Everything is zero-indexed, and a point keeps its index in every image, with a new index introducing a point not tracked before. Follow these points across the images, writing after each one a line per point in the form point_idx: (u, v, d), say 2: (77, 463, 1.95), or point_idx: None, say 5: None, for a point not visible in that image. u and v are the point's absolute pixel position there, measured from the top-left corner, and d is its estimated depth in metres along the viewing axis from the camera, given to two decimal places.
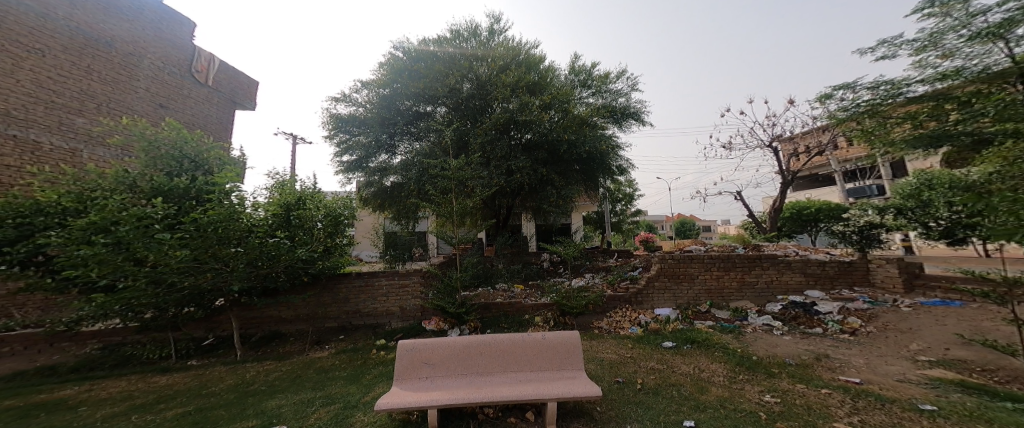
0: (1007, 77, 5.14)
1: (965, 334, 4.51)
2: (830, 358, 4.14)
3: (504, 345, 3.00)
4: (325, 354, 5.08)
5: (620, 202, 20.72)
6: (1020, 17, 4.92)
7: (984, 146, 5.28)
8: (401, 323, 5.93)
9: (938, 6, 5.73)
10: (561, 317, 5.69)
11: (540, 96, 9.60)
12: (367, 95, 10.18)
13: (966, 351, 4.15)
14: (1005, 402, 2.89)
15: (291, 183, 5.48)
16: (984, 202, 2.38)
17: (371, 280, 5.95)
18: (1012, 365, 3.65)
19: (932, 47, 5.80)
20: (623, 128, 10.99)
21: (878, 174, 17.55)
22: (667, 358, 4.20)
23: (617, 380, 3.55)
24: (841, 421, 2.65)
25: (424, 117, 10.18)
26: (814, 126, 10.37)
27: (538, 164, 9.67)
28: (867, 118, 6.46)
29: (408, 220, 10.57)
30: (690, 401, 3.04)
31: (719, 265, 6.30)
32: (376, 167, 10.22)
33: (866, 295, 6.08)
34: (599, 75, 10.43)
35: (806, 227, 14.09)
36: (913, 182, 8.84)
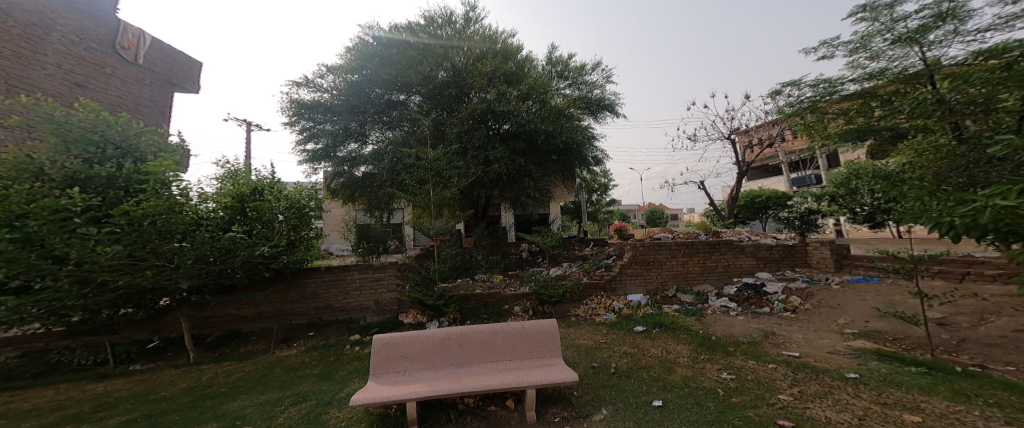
0: (920, 79, 5.74)
1: (881, 307, 5.12)
2: (776, 335, 4.56)
3: (485, 336, 3.01)
4: (294, 351, 4.85)
5: (595, 192, 21.38)
6: (932, 24, 5.53)
7: (905, 141, 5.95)
8: (378, 317, 5.80)
9: (869, 11, 6.26)
10: (540, 306, 5.81)
11: (518, 86, 9.48)
12: (333, 81, 9.61)
13: (882, 323, 4.72)
14: (912, 367, 3.35)
15: (248, 175, 5.10)
16: (898, 191, 2.67)
17: (343, 274, 5.71)
18: (916, 334, 4.24)
19: (862, 49, 6.35)
20: (598, 119, 11.16)
21: (817, 165, 19.33)
22: (638, 341, 4.43)
23: (592, 365, 3.70)
24: (785, 392, 2.95)
25: (398, 106, 9.82)
26: (767, 120, 11.18)
27: (515, 154, 9.67)
28: (810, 113, 7.06)
29: (384, 210, 10.11)
30: (659, 382, 3.23)
31: (684, 251, 6.69)
32: (346, 157, 9.75)
33: (806, 275, 6.72)
34: (575, 67, 10.50)
35: (759, 214, 15.26)
36: (847, 172, 9.83)
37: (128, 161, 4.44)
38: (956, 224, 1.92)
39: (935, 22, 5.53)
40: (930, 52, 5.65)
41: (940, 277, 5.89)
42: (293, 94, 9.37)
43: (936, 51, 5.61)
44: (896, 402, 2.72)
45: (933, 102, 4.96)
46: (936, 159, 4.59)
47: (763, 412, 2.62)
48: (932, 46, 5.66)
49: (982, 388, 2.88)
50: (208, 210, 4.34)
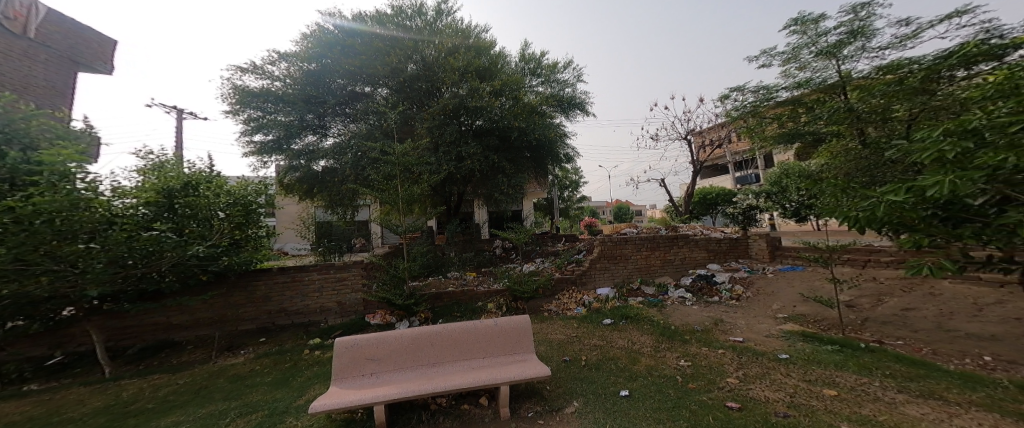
0: (835, 89, 6.48)
1: (805, 293, 5.72)
2: (725, 322, 4.94)
3: (457, 334, 2.97)
4: (241, 359, 4.49)
5: (568, 189, 21.81)
6: (846, 40, 6.22)
7: (827, 144, 6.68)
8: (340, 319, 5.52)
9: (800, 24, 6.91)
10: (514, 302, 5.83)
11: (491, 82, 9.31)
12: (288, 68, 8.95)
13: (806, 306, 5.29)
14: (828, 346, 3.80)
15: (181, 169, 4.60)
16: (819, 188, 3.00)
17: (300, 275, 5.36)
18: (830, 316, 4.84)
19: (793, 60, 7.00)
20: (570, 117, 11.23)
21: (758, 165, 21.18)
22: (607, 334, 4.61)
23: (564, 359, 3.79)
24: (732, 375, 3.22)
25: (362, 98, 9.41)
26: (717, 122, 12.02)
27: (488, 150, 9.56)
28: (751, 117, 7.75)
29: (345, 207, 9.52)
30: (627, 372, 3.38)
31: (647, 245, 7.06)
32: (304, 150, 9.19)
33: (747, 266, 7.36)
34: (547, 65, 10.59)
35: (711, 210, 16.41)
36: (778, 171, 10.90)
37: (12, 148, 3.53)
38: (861, 216, 2.32)
39: (849, 38, 6.22)
40: (844, 65, 6.37)
41: (848, 264, 6.66)
42: (241, 81, 8.61)
43: (849, 64, 6.33)
44: (824, 378, 3.07)
45: (844, 110, 5.62)
46: (853, 161, 5.22)
47: (715, 395, 2.84)
48: (845, 60, 6.39)
49: (882, 361, 3.33)
50: (124, 206, 3.81)
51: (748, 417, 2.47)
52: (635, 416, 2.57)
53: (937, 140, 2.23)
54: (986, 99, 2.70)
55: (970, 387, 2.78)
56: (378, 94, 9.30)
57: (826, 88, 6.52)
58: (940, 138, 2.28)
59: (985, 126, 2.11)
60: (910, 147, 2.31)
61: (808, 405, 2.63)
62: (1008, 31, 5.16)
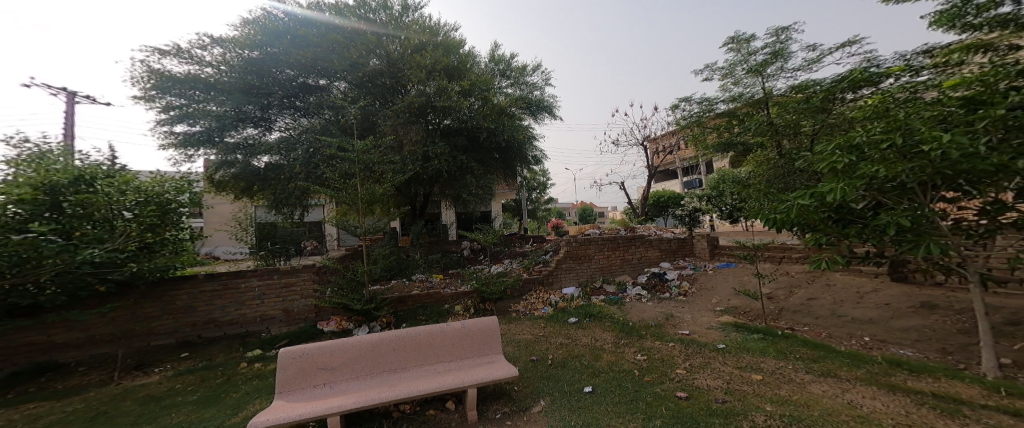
0: (760, 104, 7.14)
1: (738, 287, 6.25)
2: (675, 316, 5.30)
3: (420, 338, 2.88)
4: (156, 377, 3.96)
5: (536, 191, 22.05)
6: (770, 59, 6.96)
7: (751, 153, 7.48)
8: (285, 328, 5.15)
9: (737, 43, 7.61)
10: (482, 304, 5.76)
11: (459, 81, 9.17)
12: (224, 55, 8.12)
13: (738, 299, 5.83)
14: (755, 334, 4.24)
15: (68, 164, 3.94)
16: (746, 194, 3.96)
17: (233, 282, 4.92)
18: (755, 308, 5.41)
19: (729, 75, 7.69)
20: (537, 120, 11.26)
21: (703, 171, 22.95)
22: (572, 332, 4.72)
23: (532, 359, 3.83)
24: (681, 366, 3.45)
25: (314, 91, 8.84)
26: (669, 130, 12.83)
27: (456, 151, 9.45)
28: (695, 126, 8.39)
29: (293, 207, 8.88)
30: (590, 369, 3.49)
31: (609, 245, 7.38)
32: (243, 144, 8.40)
33: (692, 263, 7.92)
34: (517, 67, 10.64)
35: (663, 212, 17.49)
36: (716, 176, 11.93)
37: None
38: (782, 218, 3.26)
39: (772, 58, 6.98)
40: (767, 83, 7.11)
41: (769, 260, 7.49)
42: (163, 65, 7.65)
43: (772, 83, 7.05)
44: (753, 364, 3.40)
45: (765, 124, 6.33)
46: (783, 169, 5.93)
47: (667, 386, 3.02)
48: (769, 78, 7.14)
49: (793, 346, 3.81)
50: None
51: (695, 405, 2.66)
52: (598, 411, 2.65)
53: (834, 151, 3.12)
54: (868, 120, 3.22)
55: (856, 365, 3.29)
56: (336, 87, 8.83)
57: (753, 103, 7.17)
58: (835, 149, 3.14)
59: (864, 142, 2.94)
60: (815, 158, 3.18)
61: (740, 390, 2.90)
62: (883, 61, 6.06)
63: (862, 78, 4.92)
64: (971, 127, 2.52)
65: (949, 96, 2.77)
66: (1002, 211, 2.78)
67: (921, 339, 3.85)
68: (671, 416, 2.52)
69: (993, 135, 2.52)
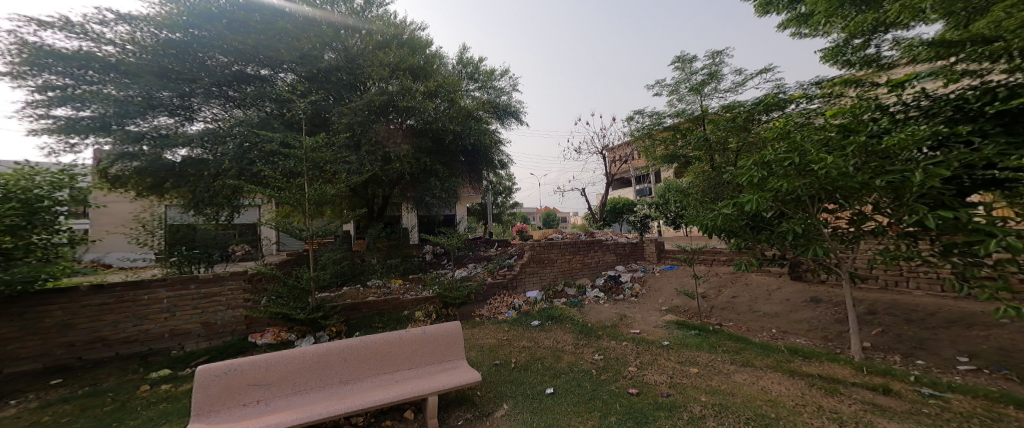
0: (699, 121, 7.76)
1: (683, 287, 6.70)
2: (627, 316, 5.57)
3: (375, 346, 2.74)
4: (19, 409, 3.29)
5: (501, 195, 21.88)
6: (708, 80, 7.66)
7: (690, 165, 8.16)
8: (204, 344, 4.61)
9: (682, 63, 8.23)
10: (443, 309, 5.62)
11: (425, 82, 8.94)
12: (133, 33, 6.88)
13: (680, 298, 6.28)
14: (692, 331, 4.59)
15: None
16: (687, 203, 4.60)
17: (131, 294, 4.29)
18: (693, 306, 5.87)
19: (674, 92, 8.32)
20: (504, 125, 11.27)
21: (655, 180, 24.46)
22: (534, 335, 4.76)
23: (495, 363, 3.80)
24: (633, 364, 3.61)
25: (253, 81, 7.95)
26: (625, 140, 13.54)
27: (420, 152, 9.21)
28: (647, 138, 8.95)
29: (220, 206, 7.73)
30: (552, 371, 3.53)
31: (570, 249, 7.60)
32: (155, 134, 7.22)
33: (643, 266, 8.33)
34: (485, 71, 10.58)
35: (618, 218, 18.37)
36: (665, 185, 12.78)
37: None
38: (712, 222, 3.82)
39: (709, 78, 7.69)
40: (704, 102, 7.83)
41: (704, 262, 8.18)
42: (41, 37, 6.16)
43: (708, 101, 7.77)
44: (692, 359, 3.67)
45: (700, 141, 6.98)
46: (707, 182, 6.52)
47: (621, 384, 3.16)
48: (706, 98, 7.85)
49: (722, 340, 4.19)
50: None
51: (645, 400, 2.81)
52: (559, 412, 2.70)
53: (750, 167, 3.61)
54: (775, 140, 3.71)
55: (768, 355, 3.73)
56: (281, 79, 8.11)
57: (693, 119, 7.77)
58: (752, 165, 3.65)
59: (773, 160, 3.39)
60: (737, 172, 3.70)
61: (682, 383, 3.10)
62: (788, 89, 6.95)
63: (770, 102, 5.95)
64: (845, 150, 3.09)
65: (828, 124, 3.42)
66: (863, 221, 3.31)
67: (825, 331, 4.41)
68: (625, 413, 2.63)
69: (858, 157, 3.14)
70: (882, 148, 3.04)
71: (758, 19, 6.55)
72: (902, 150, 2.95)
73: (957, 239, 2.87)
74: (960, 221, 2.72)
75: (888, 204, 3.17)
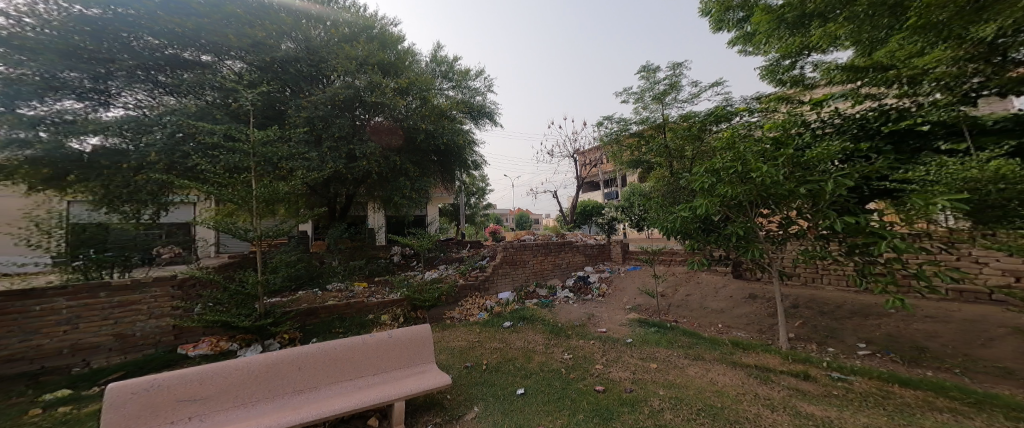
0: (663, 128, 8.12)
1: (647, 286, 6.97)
2: (595, 316, 5.71)
3: (334, 353, 2.63)
4: None
5: (474, 197, 21.52)
6: (669, 89, 8.09)
7: (651, 170, 8.52)
8: (116, 360, 4.04)
9: (647, 72, 8.61)
10: (412, 312, 5.49)
11: (395, 78, 8.70)
12: (31, 4, 5.39)
13: (643, 297, 6.53)
14: (651, 328, 4.80)
15: None
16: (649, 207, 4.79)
17: (19, 305, 3.69)
18: (653, 304, 6.14)
19: (639, 101, 8.68)
20: (477, 125, 11.19)
21: (623, 184, 25.35)
22: (505, 336, 4.76)
23: (466, 365, 3.76)
24: (600, 362, 3.71)
25: (192, 68, 7.09)
26: (595, 144, 13.91)
27: (388, 150, 8.92)
28: (614, 143, 9.26)
29: (142, 202, 5.70)
30: (523, 371, 3.55)
31: (542, 250, 7.68)
32: (57, 120, 5.58)
33: (610, 267, 8.58)
34: (460, 70, 10.46)
35: (588, 220, 18.87)
36: (632, 188, 13.25)
37: None
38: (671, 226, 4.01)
39: (670, 88, 8.12)
40: (665, 111, 8.22)
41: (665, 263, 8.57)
42: None
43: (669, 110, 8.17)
44: (652, 355, 3.83)
45: (662, 148, 7.32)
46: (666, 187, 6.85)
47: (588, 382, 3.23)
48: (667, 107, 8.26)
49: (679, 336, 4.41)
50: None
51: (610, 397, 2.89)
52: (529, 412, 2.71)
53: (702, 174, 3.86)
54: (725, 150, 3.97)
55: (720, 348, 3.97)
56: (227, 66, 7.32)
57: (656, 125, 8.12)
58: (704, 172, 3.89)
59: (721, 167, 3.65)
60: (691, 178, 3.92)
61: (645, 379, 3.22)
62: (734, 102, 7.50)
63: (721, 113, 6.41)
64: (778, 161, 3.38)
65: (767, 136, 3.72)
66: (789, 225, 3.65)
67: (768, 326, 4.77)
68: (593, 409, 2.69)
69: (786, 167, 3.42)
70: (805, 160, 3.32)
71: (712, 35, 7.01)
72: (819, 162, 3.26)
73: (858, 241, 3.34)
74: (861, 225, 3.17)
75: (808, 210, 3.52)
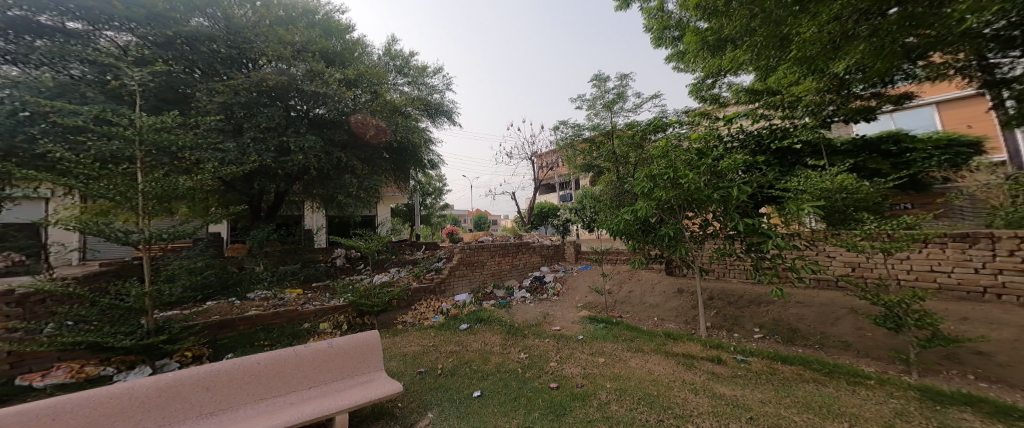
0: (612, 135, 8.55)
1: (597, 284, 7.29)
2: (549, 314, 5.85)
3: (258, 369, 2.40)
4: None
5: (429, 196, 21.09)
6: (616, 99, 8.59)
7: (602, 175, 8.90)
8: None
9: (598, 81, 9.03)
10: (358, 318, 5.21)
11: (337, 68, 8.28)
12: None
13: (593, 295, 6.81)
14: (599, 324, 5.04)
15: None
16: (599, 209, 4.97)
17: None
18: (602, 302, 6.43)
19: (590, 108, 9.10)
20: (434, 123, 10.95)
21: (577, 187, 26.30)
22: (462, 338, 4.70)
23: (419, 371, 3.63)
24: (554, 359, 3.81)
25: (61, 36, 6.04)
26: (551, 148, 14.27)
27: (332, 145, 8.33)
28: (569, 147, 9.59)
29: None
30: (479, 373, 3.53)
31: (499, 251, 7.71)
32: None
33: (564, 266, 8.83)
34: (416, 66, 10.15)
35: (544, 221, 19.30)
36: (585, 191, 13.76)
37: None
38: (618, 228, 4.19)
39: (617, 97, 8.60)
40: (613, 118, 8.70)
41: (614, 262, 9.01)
42: None
43: (617, 119, 8.67)
44: (600, 350, 4.01)
45: (610, 154, 7.71)
46: (612, 190, 7.17)
47: (543, 379, 3.30)
48: (615, 115, 8.76)
49: (624, 330, 4.67)
50: None
51: (563, 393, 2.97)
52: (486, 414, 2.70)
53: (641, 179, 4.12)
54: (660, 158, 4.28)
55: (659, 340, 4.26)
56: (108, 38, 6.33)
57: (606, 132, 8.52)
58: (642, 178, 4.16)
59: (656, 175, 3.94)
60: (634, 182, 4.13)
61: (595, 373, 3.35)
62: (669, 114, 8.20)
63: (656, 124, 6.97)
64: (699, 170, 3.75)
65: (693, 147, 4.08)
66: (706, 227, 4.05)
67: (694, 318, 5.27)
68: (547, 407, 2.74)
69: (706, 176, 3.79)
70: (718, 169, 3.74)
71: (652, 51, 7.56)
72: (729, 171, 3.69)
73: (755, 242, 3.87)
74: (756, 227, 3.68)
75: (721, 213, 3.91)
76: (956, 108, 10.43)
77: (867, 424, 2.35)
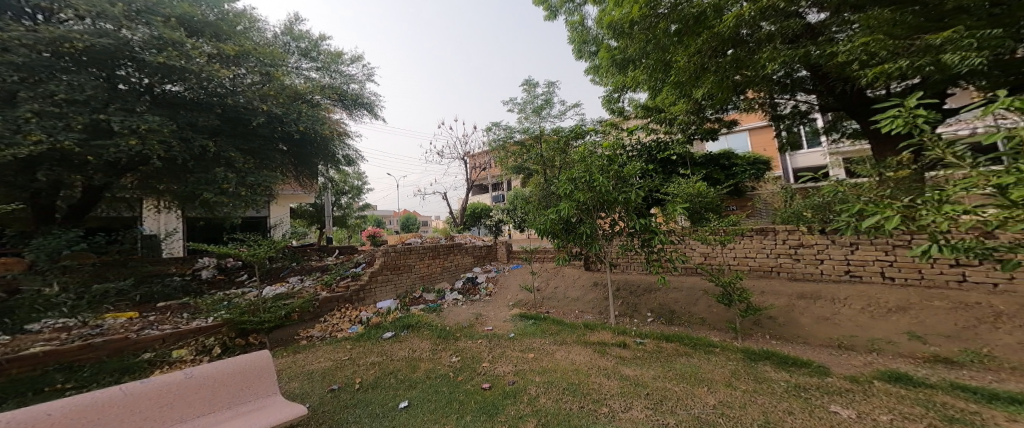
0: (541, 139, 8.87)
1: (524, 282, 7.46)
2: (482, 315, 5.85)
3: (48, 422, 1.77)
4: None
5: (346, 195, 19.43)
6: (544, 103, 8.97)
7: (530, 176, 9.13)
8: None
9: (530, 85, 9.30)
10: (235, 339, 4.51)
11: (206, 38, 6.85)
12: None
13: (524, 293, 6.97)
14: (528, 321, 5.18)
15: None
16: (528, 209, 5.12)
17: None
18: (530, 300, 6.61)
19: (523, 111, 9.34)
20: (349, 114, 10.19)
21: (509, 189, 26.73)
22: (386, 347, 4.43)
23: (331, 388, 3.33)
24: (485, 359, 3.83)
25: None
26: (485, 148, 14.26)
27: (195, 130, 6.88)
28: (501, 148, 9.69)
29: None
30: (408, 382, 3.36)
31: (429, 253, 7.47)
32: None
33: (496, 266, 8.86)
34: (326, 51, 9.33)
35: (477, 221, 19.23)
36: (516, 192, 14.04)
37: None
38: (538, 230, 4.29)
39: (546, 102, 8.98)
40: (541, 123, 9.07)
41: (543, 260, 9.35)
42: None
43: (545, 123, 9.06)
44: (530, 345, 4.13)
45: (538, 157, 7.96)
46: (540, 191, 7.40)
47: (475, 381, 3.27)
48: (543, 119, 9.15)
49: (548, 325, 4.88)
50: None
51: (494, 392, 2.99)
52: (411, 424, 2.58)
53: (564, 181, 4.29)
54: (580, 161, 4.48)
55: (576, 332, 4.53)
56: None
57: (535, 135, 8.77)
58: (564, 179, 4.34)
59: (577, 176, 4.22)
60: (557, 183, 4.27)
61: (527, 369, 3.44)
62: (588, 122, 8.89)
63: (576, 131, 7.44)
64: (610, 174, 4.12)
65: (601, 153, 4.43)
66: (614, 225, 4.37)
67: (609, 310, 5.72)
68: (479, 408, 2.73)
69: (615, 180, 4.19)
70: (623, 174, 4.17)
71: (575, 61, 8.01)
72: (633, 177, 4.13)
73: (642, 239, 4.33)
74: (648, 227, 4.12)
75: (623, 213, 4.30)
76: (759, 134, 14.08)
77: (715, 385, 2.81)
